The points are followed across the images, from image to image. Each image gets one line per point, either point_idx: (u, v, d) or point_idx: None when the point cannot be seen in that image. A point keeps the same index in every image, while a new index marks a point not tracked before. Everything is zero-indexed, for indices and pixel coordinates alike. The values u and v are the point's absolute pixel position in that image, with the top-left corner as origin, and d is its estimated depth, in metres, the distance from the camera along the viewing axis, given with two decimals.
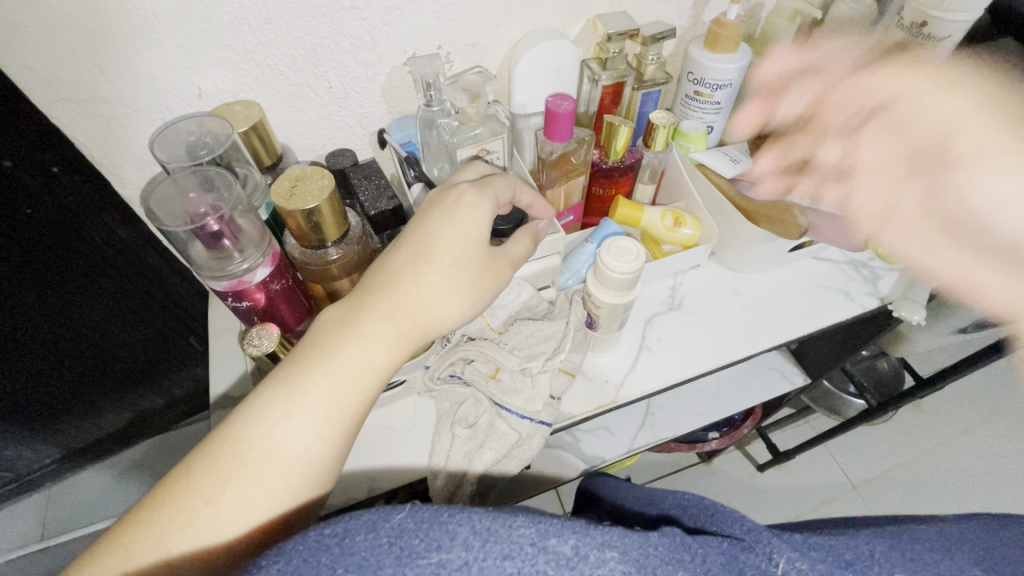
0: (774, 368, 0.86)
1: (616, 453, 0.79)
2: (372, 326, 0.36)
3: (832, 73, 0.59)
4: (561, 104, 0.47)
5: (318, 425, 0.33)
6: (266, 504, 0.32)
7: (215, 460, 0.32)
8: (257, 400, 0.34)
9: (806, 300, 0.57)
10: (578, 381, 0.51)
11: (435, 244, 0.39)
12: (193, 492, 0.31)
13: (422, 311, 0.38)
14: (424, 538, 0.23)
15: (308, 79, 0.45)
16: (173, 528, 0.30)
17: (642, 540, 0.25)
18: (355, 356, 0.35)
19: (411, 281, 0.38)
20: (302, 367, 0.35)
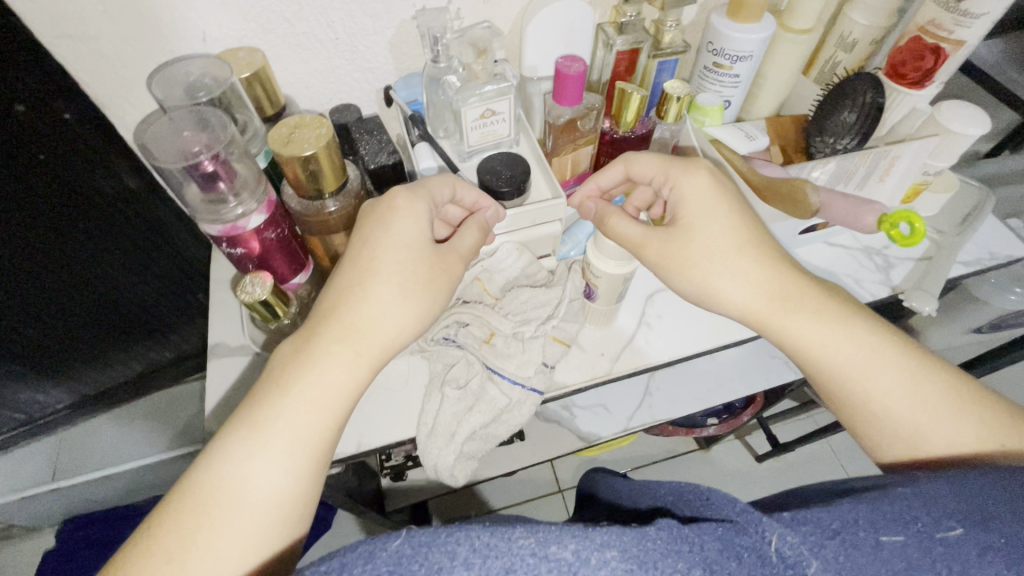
0: (779, 356, 0.85)
1: (611, 430, 0.79)
2: (327, 352, 0.36)
3: (860, 50, 0.57)
4: (571, 66, 0.45)
5: (281, 455, 0.33)
6: (240, 550, 0.31)
7: (174, 519, 0.31)
8: (215, 448, 0.33)
9: None
10: (574, 352, 0.51)
11: (376, 258, 0.38)
12: (154, 551, 0.30)
13: (371, 327, 0.37)
14: (425, 560, 0.24)
15: (314, 29, 0.44)
16: None
17: (640, 536, 0.25)
18: (312, 384, 0.35)
19: (358, 302, 0.37)
20: (257, 407, 0.34)
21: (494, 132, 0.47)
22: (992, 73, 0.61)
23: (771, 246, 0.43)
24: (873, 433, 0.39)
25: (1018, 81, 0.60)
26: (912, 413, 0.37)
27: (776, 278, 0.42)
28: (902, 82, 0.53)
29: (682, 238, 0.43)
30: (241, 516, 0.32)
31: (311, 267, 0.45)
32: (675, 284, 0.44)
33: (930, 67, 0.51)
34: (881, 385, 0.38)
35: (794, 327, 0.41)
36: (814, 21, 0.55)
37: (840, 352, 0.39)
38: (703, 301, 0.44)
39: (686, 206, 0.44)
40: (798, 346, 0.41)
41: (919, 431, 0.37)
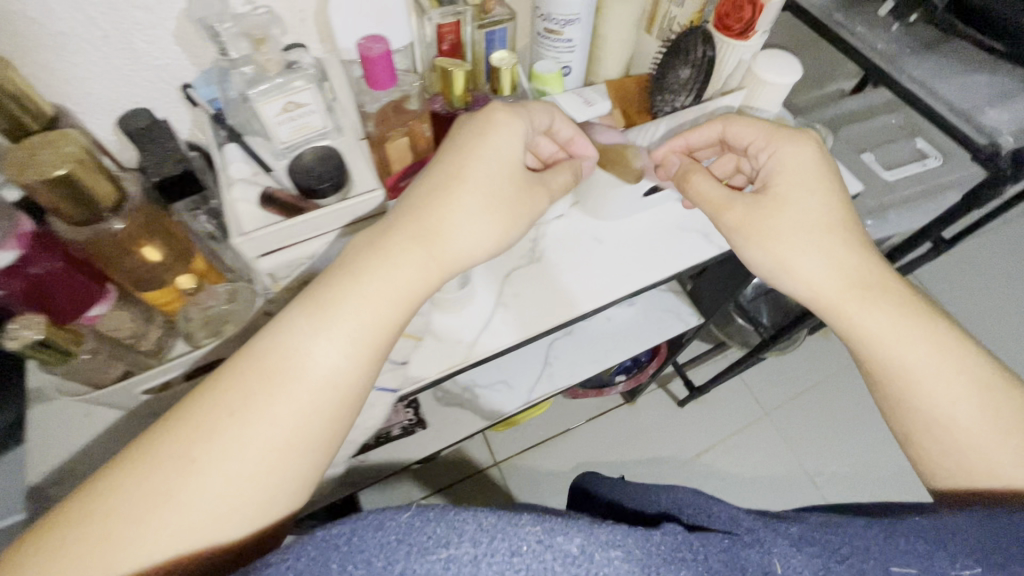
0: (669, 310, 0.89)
1: (514, 404, 0.81)
2: (398, 251, 0.37)
3: (691, 3, 0.56)
4: (372, 47, 0.42)
5: (347, 346, 0.34)
6: (283, 434, 0.31)
7: (240, 375, 0.32)
8: (281, 324, 0.34)
9: (665, 247, 0.58)
10: (429, 343, 0.50)
11: (465, 165, 0.40)
12: (219, 402, 0.31)
13: (450, 236, 0.38)
14: (432, 533, 0.24)
15: (71, 28, 0.38)
16: (202, 433, 0.30)
17: (646, 539, 0.27)
18: (380, 281, 0.36)
19: (437, 211, 0.38)
20: (330, 288, 0.35)
21: (306, 125, 0.44)
22: (819, 15, 0.62)
23: (855, 236, 0.45)
24: (931, 444, 0.40)
25: (843, 22, 0.62)
26: (986, 435, 0.38)
27: (857, 269, 0.44)
28: (729, 34, 0.54)
29: (770, 204, 0.46)
30: (337, 396, 0.33)
31: (115, 296, 0.41)
32: (752, 252, 0.47)
33: (749, 17, 0.52)
34: (960, 404, 0.39)
35: (866, 322, 0.43)
36: None
37: (913, 352, 0.41)
38: (772, 275, 0.47)
39: (782, 182, 0.47)
40: (869, 336, 0.43)
41: (994, 456, 0.37)
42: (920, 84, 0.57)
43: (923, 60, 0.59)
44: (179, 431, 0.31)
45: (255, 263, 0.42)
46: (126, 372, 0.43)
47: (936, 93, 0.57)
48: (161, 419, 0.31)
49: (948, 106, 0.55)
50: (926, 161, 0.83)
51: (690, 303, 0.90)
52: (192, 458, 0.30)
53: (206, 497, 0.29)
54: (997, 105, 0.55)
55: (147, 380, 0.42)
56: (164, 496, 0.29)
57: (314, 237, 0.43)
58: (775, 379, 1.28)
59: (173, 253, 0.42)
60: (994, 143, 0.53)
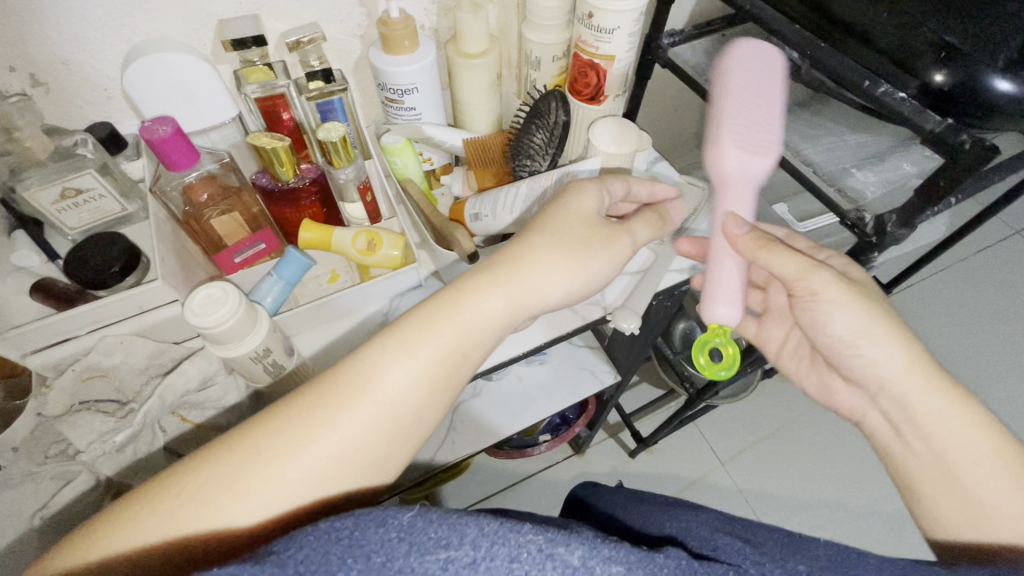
0: (584, 367, 0.85)
1: (413, 474, 0.77)
2: (489, 299, 0.35)
3: (547, 68, 0.56)
4: (157, 129, 0.40)
5: (425, 379, 0.32)
6: (354, 456, 0.30)
7: (343, 389, 0.30)
8: (380, 343, 0.32)
9: (527, 316, 0.54)
10: None
11: (544, 221, 0.39)
12: (317, 408, 0.30)
13: (527, 280, 0.36)
14: (435, 535, 0.23)
15: None
16: (305, 434, 0.29)
17: (649, 560, 0.25)
18: (467, 320, 0.34)
19: (528, 264, 0.37)
20: (430, 318, 0.33)
21: (99, 209, 0.42)
22: (690, 74, 0.61)
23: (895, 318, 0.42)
24: (942, 516, 0.37)
25: (714, 81, 0.61)
26: (997, 499, 0.34)
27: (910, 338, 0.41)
28: (581, 98, 0.53)
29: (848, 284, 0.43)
30: (394, 425, 0.31)
31: None
32: (833, 313, 0.43)
33: (596, 83, 0.51)
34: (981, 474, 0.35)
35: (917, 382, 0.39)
36: (486, 44, 0.53)
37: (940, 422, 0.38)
38: (849, 344, 0.43)
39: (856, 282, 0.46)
40: (928, 407, 0.38)
41: (994, 517, 0.34)
42: (788, 147, 0.55)
43: (792, 121, 0.58)
44: (293, 416, 0.29)
45: (24, 359, 0.39)
46: None
47: (804, 155, 0.55)
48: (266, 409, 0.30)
49: (814, 169, 0.53)
50: None
51: (607, 359, 0.86)
52: (300, 460, 0.28)
53: (271, 495, 0.28)
54: (865, 167, 0.53)
55: None
56: (237, 481, 0.28)
57: (94, 329, 0.40)
58: (735, 428, 1.19)
59: None
60: (858, 209, 0.50)
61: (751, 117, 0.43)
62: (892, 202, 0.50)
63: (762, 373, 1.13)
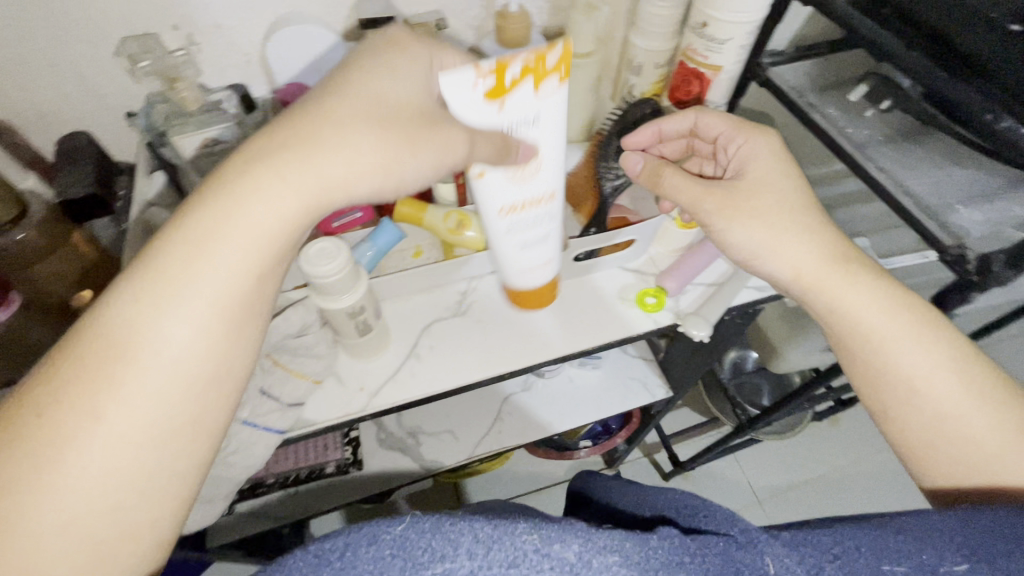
0: (636, 378, 0.84)
1: (456, 458, 0.79)
2: (345, 129, 0.30)
3: (649, 74, 0.57)
4: None
5: (205, 322, 0.28)
6: (215, 309, 0.28)
7: (176, 260, 0.28)
8: (208, 198, 0.28)
9: (600, 313, 0.55)
10: (329, 386, 0.49)
11: (364, 77, 0.31)
12: (143, 295, 0.27)
13: (385, 107, 0.31)
14: (427, 547, 0.23)
15: (24, 57, 0.42)
16: (143, 322, 0.27)
17: (642, 542, 0.25)
18: (336, 155, 0.29)
19: (358, 83, 0.31)
20: (243, 168, 0.29)
21: (229, 161, 0.45)
22: (790, 94, 0.60)
23: (821, 220, 0.42)
24: (938, 456, 0.36)
25: (815, 104, 0.60)
26: (970, 415, 0.35)
27: (833, 257, 0.41)
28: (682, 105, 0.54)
29: (744, 193, 0.43)
30: (216, 325, 0.28)
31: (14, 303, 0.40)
32: (733, 231, 0.43)
33: (698, 92, 0.52)
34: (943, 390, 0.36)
35: (844, 297, 0.39)
36: (593, 44, 0.54)
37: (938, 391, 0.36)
38: (754, 260, 0.43)
39: (754, 169, 0.45)
40: (873, 330, 0.38)
41: (979, 440, 0.34)
42: (889, 175, 0.54)
43: (895, 151, 0.56)
44: (53, 397, 0.26)
45: None
46: (13, 379, 0.44)
47: (904, 185, 0.53)
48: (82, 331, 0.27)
49: (915, 202, 0.51)
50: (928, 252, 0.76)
51: (661, 374, 0.85)
52: (139, 348, 0.27)
53: (73, 494, 0.25)
54: (971, 205, 0.51)
55: None
56: (82, 406, 0.26)
57: None
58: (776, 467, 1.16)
59: (76, 271, 0.43)
60: (961, 246, 0.47)
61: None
62: (999, 243, 0.47)
63: (814, 414, 1.09)
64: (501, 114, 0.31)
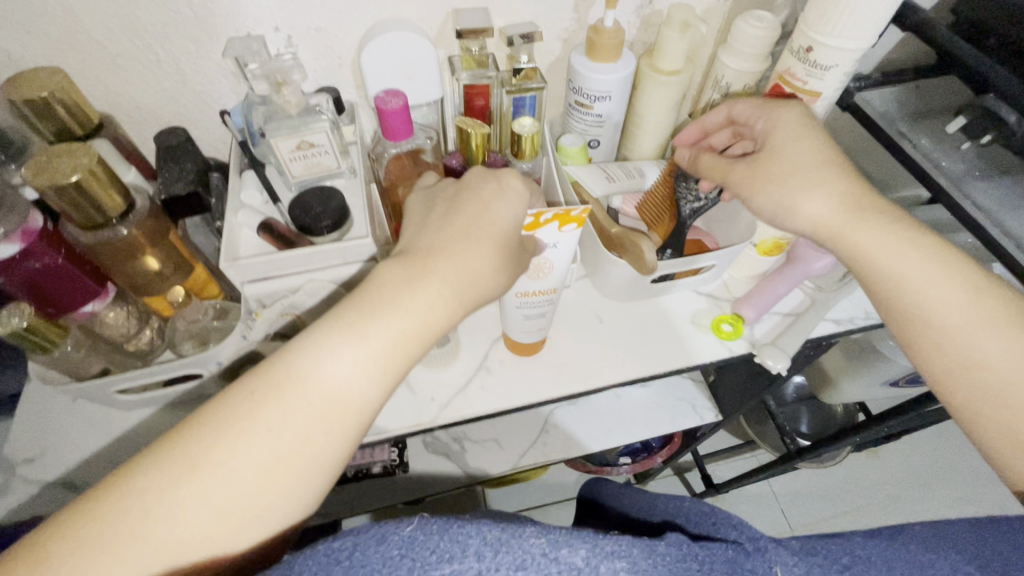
0: (685, 399, 0.83)
1: (499, 468, 0.78)
2: (429, 286, 0.36)
3: (735, 94, 0.55)
4: (390, 100, 0.43)
5: (366, 366, 0.34)
6: (301, 447, 0.32)
7: (279, 387, 0.32)
8: (314, 335, 0.33)
9: (673, 337, 0.54)
10: (401, 394, 0.49)
11: (471, 221, 0.38)
12: (255, 413, 0.31)
13: (468, 270, 0.37)
14: (437, 549, 0.25)
15: (132, 51, 0.43)
16: (237, 436, 0.31)
17: (650, 550, 0.27)
18: (412, 311, 0.35)
19: (457, 252, 0.37)
20: (357, 312, 0.34)
21: (319, 164, 0.46)
22: (879, 121, 0.58)
23: (839, 169, 0.43)
24: (952, 380, 0.39)
25: (906, 133, 0.58)
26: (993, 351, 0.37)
27: (850, 191, 0.42)
28: None
29: (771, 158, 0.43)
30: (299, 462, 0.32)
31: (111, 296, 0.44)
32: (760, 195, 0.43)
33: None
34: (957, 318, 0.38)
35: (861, 234, 0.40)
36: (682, 62, 0.53)
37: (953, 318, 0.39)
38: (778, 219, 0.43)
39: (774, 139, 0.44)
40: (890, 266, 0.40)
41: (993, 365, 0.37)
42: (985, 214, 0.51)
43: (992, 187, 0.53)
44: (239, 404, 0.32)
45: (241, 288, 0.43)
46: (104, 368, 0.44)
47: (1001, 225, 0.51)
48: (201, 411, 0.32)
49: (1017, 244, 0.49)
50: None
51: (710, 397, 0.83)
52: (234, 462, 0.30)
53: (236, 487, 0.30)
54: None
55: (122, 381, 0.43)
56: (192, 474, 0.30)
57: (299, 273, 0.44)
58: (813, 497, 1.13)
59: (170, 265, 0.44)
60: None
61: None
62: None
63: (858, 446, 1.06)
64: (534, 238, 0.41)
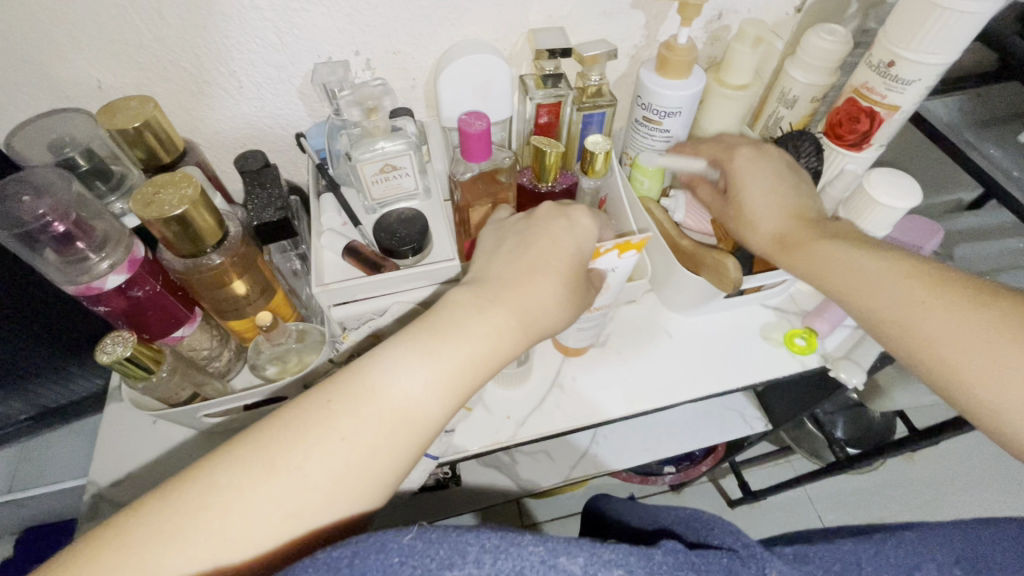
0: (733, 409, 0.82)
1: (550, 480, 0.78)
2: (497, 307, 0.35)
3: (802, 107, 0.55)
4: (473, 123, 0.43)
5: (438, 384, 0.32)
6: (369, 469, 0.30)
7: (352, 400, 0.31)
8: (389, 351, 0.32)
9: (746, 351, 0.53)
10: (476, 413, 0.49)
11: (543, 245, 0.38)
12: (330, 424, 0.30)
13: (537, 296, 0.36)
14: (435, 556, 0.23)
15: (218, 77, 0.44)
16: (311, 448, 0.29)
17: (647, 557, 0.25)
18: (479, 332, 0.34)
19: (529, 275, 0.37)
20: (428, 331, 0.34)
21: (398, 186, 0.46)
22: (945, 132, 0.58)
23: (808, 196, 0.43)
24: (949, 390, 0.34)
25: (973, 144, 0.57)
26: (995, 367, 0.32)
27: (798, 210, 0.43)
28: (841, 143, 0.52)
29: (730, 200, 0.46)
30: (364, 484, 0.30)
31: (198, 320, 0.44)
32: (752, 232, 0.44)
33: (865, 130, 0.49)
34: (925, 320, 0.34)
35: (814, 247, 0.40)
36: (750, 77, 0.53)
37: (960, 336, 0.33)
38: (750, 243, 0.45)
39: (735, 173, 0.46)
40: (842, 274, 0.39)
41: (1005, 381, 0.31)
42: None
43: None
44: (315, 410, 0.30)
45: (328, 310, 0.44)
46: (193, 394, 0.44)
47: None
48: (280, 413, 0.30)
49: None
50: None
51: (758, 406, 0.83)
52: (303, 470, 0.29)
53: (299, 499, 0.28)
54: None
55: (211, 405, 0.43)
56: (265, 473, 0.28)
57: (383, 295, 0.44)
58: (850, 503, 1.13)
59: (256, 290, 0.44)
60: None
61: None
62: None
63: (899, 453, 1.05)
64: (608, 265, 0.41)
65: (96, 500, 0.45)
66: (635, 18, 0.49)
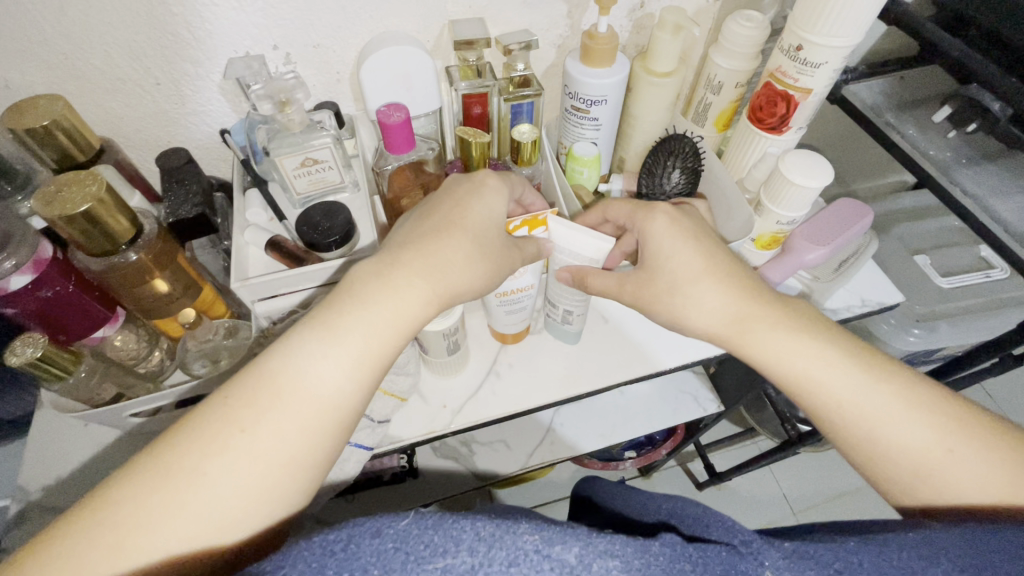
0: (686, 392, 0.84)
1: (507, 469, 0.79)
2: (402, 281, 0.35)
3: (727, 92, 0.56)
4: (391, 115, 0.43)
5: (348, 364, 0.32)
6: (281, 456, 0.30)
7: (252, 391, 0.31)
8: (288, 338, 0.32)
9: (678, 333, 0.55)
10: (413, 402, 0.50)
11: (447, 218, 0.38)
12: (228, 420, 0.30)
13: (444, 268, 0.37)
14: (429, 543, 0.23)
15: (131, 74, 0.43)
16: (212, 448, 0.29)
17: (643, 549, 0.25)
18: (384, 308, 0.34)
19: (434, 247, 0.37)
20: (330, 313, 0.33)
21: (323, 179, 0.46)
22: (867, 114, 0.60)
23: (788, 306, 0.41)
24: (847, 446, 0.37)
25: (894, 125, 0.59)
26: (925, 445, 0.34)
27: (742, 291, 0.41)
28: (762, 127, 0.53)
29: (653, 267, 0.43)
30: (281, 475, 0.30)
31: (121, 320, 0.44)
32: (669, 290, 0.42)
33: (783, 113, 0.51)
34: (894, 432, 0.35)
35: (768, 337, 0.39)
36: (674, 64, 0.54)
37: (877, 411, 0.35)
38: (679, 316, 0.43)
39: (653, 246, 0.42)
40: (791, 367, 0.38)
41: (907, 450, 0.34)
42: (974, 200, 0.52)
43: (978, 172, 0.55)
44: (214, 411, 0.30)
45: (251, 306, 0.43)
46: (118, 394, 0.44)
47: (990, 210, 0.52)
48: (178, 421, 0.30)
49: (1005, 229, 0.50)
50: (988, 272, 0.68)
51: (711, 388, 0.84)
52: (207, 474, 0.28)
53: (215, 501, 0.28)
54: None
55: (135, 405, 0.43)
56: (166, 488, 0.28)
57: (309, 288, 0.44)
58: (811, 480, 1.17)
59: (181, 287, 0.44)
60: None
61: (825, 230, 0.53)
62: None
63: None
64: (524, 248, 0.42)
65: (26, 505, 0.45)
66: (556, 9, 0.50)
